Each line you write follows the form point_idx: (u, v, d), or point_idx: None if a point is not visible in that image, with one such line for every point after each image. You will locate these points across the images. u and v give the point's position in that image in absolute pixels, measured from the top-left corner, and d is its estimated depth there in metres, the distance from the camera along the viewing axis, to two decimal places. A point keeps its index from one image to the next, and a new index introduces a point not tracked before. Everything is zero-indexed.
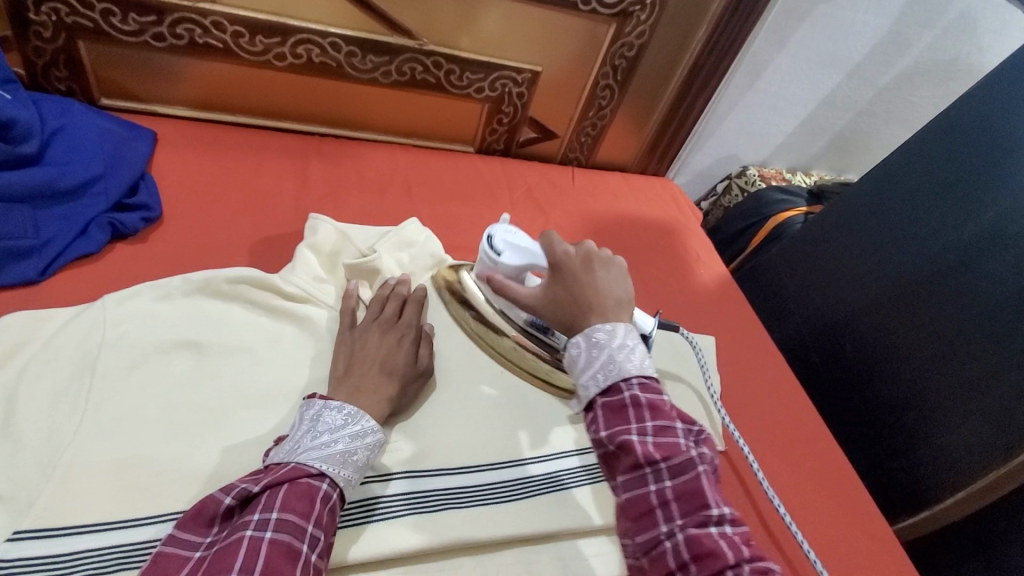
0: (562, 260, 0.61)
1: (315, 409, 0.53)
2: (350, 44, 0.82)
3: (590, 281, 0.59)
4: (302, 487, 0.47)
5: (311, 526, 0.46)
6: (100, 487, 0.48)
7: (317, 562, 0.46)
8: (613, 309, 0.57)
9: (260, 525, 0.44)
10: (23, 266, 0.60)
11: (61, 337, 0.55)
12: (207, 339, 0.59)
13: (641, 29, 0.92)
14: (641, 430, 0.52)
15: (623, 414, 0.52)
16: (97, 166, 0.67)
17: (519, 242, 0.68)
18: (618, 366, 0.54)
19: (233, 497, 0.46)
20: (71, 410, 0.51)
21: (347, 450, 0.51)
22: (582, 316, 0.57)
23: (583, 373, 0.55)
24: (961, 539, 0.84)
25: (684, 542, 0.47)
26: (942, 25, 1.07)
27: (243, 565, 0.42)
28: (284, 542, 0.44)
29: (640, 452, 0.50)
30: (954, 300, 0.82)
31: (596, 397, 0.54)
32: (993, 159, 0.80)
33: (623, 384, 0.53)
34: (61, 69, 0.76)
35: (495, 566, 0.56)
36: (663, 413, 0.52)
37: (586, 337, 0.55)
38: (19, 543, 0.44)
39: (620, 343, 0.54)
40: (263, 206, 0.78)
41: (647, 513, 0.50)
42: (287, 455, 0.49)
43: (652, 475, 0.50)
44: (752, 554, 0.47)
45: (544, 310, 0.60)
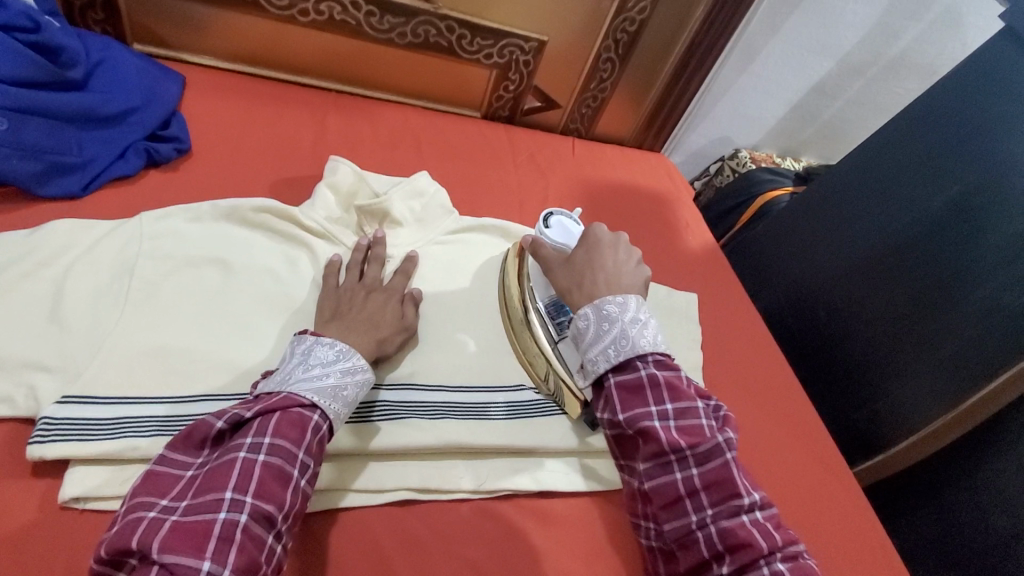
0: (593, 239, 0.66)
1: (307, 344, 0.54)
2: (369, 4, 0.87)
3: (603, 257, 0.65)
4: (293, 416, 0.48)
5: (302, 453, 0.47)
6: (138, 369, 0.54)
7: (306, 486, 0.47)
8: (624, 283, 0.63)
9: (252, 449, 0.45)
10: (68, 181, 0.66)
11: (103, 242, 0.60)
12: (232, 257, 0.65)
13: (642, 5, 0.98)
14: (662, 416, 0.55)
15: (640, 396, 0.56)
16: (135, 97, 0.73)
17: (570, 228, 0.73)
18: (629, 342, 0.58)
19: (224, 422, 0.46)
20: (113, 305, 0.57)
21: (338, 384, 0.52)
22: (593, 279, 0.63)
23: (594, 347, 0.59)
24: (915, 479, 0.95)
25: (717, 533, 0.51)
26: (928, 19, 1.12)
27: (236, 484, 0.43)
28: (276, 466, 0.45)
29: (663, 440, 0.54)
30: (920, 267, 0.88)
31: (609, 375, 0.58)
32: (963, 137, 0.86)
33: (638, 361, 0.57)
34: (97, 12, 0.82)
35: (488, 468, 0.61)
36: (684, 397, 0.56)
37: (597, 311, 0.60)
38: (68, 405, 0.50)
39: (631, 318, 0.59)
40: (282, 149, 0.83)
41: (674, 501, 0.54)
42: (279, 385, 0.50)
43: (678, 463, 0.54)
44: (783, 540, 0.51)
45: (558, 272, 0.66)
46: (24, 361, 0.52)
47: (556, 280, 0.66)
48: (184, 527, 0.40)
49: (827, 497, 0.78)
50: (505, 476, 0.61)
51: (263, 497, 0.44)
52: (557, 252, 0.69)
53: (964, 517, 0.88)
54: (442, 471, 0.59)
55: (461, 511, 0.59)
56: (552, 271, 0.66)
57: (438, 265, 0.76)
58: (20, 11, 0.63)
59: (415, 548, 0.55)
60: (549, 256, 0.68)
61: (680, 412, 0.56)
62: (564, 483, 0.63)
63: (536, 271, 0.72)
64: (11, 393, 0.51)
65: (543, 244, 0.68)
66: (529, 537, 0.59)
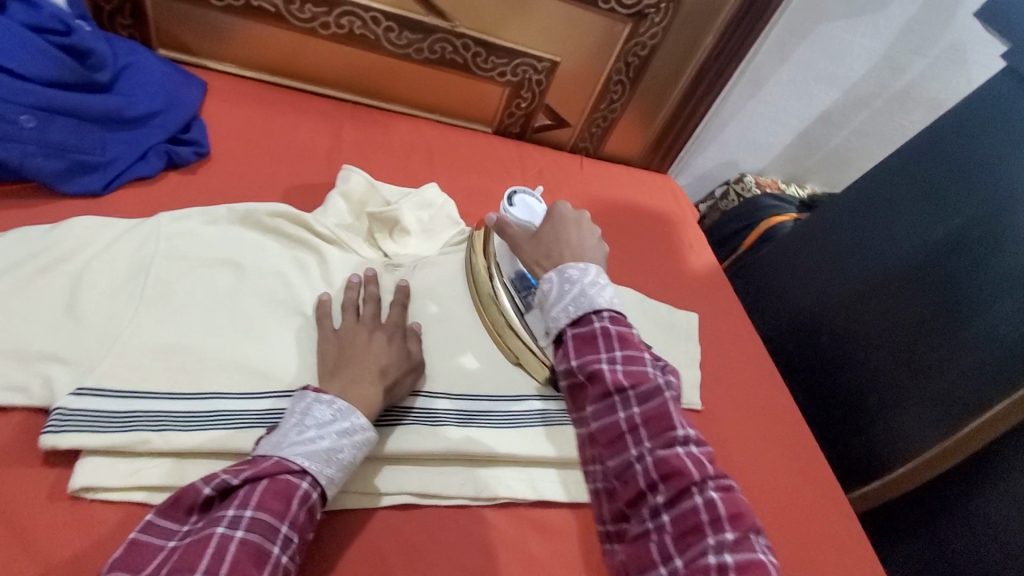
0: (558, 214, 0.68)
1: (306, 402, 0.53)
2: (389, 20, 0.90)
3: (570, 232, 0.66)
4: (279, 485, 0.48)
5: (284, 528, 0.47)
6: (149, 365, 0.55)
7: (285, 564, 0.47)
8: (588, 254, 0.64)
9: (232, 523, 0.45)
10: (90, 179, 0.68)
11: (121, 241, 0.62)
12: (245, 259, 0.66)
13: (654, 31, 1.01)
14: (609, 359, 0.57)
15: (591, 343, 0.58)
16: (159, 102, 0.75)
17: (532, 204, 0.80)
18: (588, 299, 0.59)
19: (212, 488, 0.47)
20: (128, 301, 0.59)
21: (332, 446, 0.52)
22: (559, 250, 0.65)
23: (556, 305, 0.60)
24: (912, 510, 0.94)
25: (653, 463, 0.52)
26: (933, 55, 1.15)
27: (207, 566, 0.42)
28: (254, 543, 0.45)
29: (608, 379, 0.56)
30: (919, 297, 0.90)
31: (567, 329, 0.59)
32: (963, 171, 0.88)
33: (593, 316, 0.59)
34: (126, 18, 0.85)
35: (486, 477, 0.62)
36: (631, 344, 0.58)
37: (560, 274, 0.61)
38: (81, 397, 0.51)
39: (591, 280, 0.60)
40: (298, 156, 0.85)
41: (616, 440, 0.54)
42: (272, 448, 0.50)
43: (621, 402, 0.55)
44: (716, 472, 0.52)
45: (526, 247, 0.68)
46: (41, 352, 0.53)
47: (523, 255, 0.68)
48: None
49: (818, 529, 0.78)
50: (502, 486, 0.62)
51: None
52: (522, 229, 0.71)
53: (955, 547, 0.88)
54: (441, 479, 0.60)
55: (457, 518, 0.59)
56: (520, 247, 0.69)
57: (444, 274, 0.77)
58: (52, 14, 0.66)
59: (411, 553, 0.56)
60: (515, 233, 0.69)
61: (628, 358, 0.57)
62: (560, 495, 0.64)
63: (502, 247, 0.76)
64: (27, 382, 0.52)
65: (509, 223, 0.70)
66: (524, 547, 0.60)
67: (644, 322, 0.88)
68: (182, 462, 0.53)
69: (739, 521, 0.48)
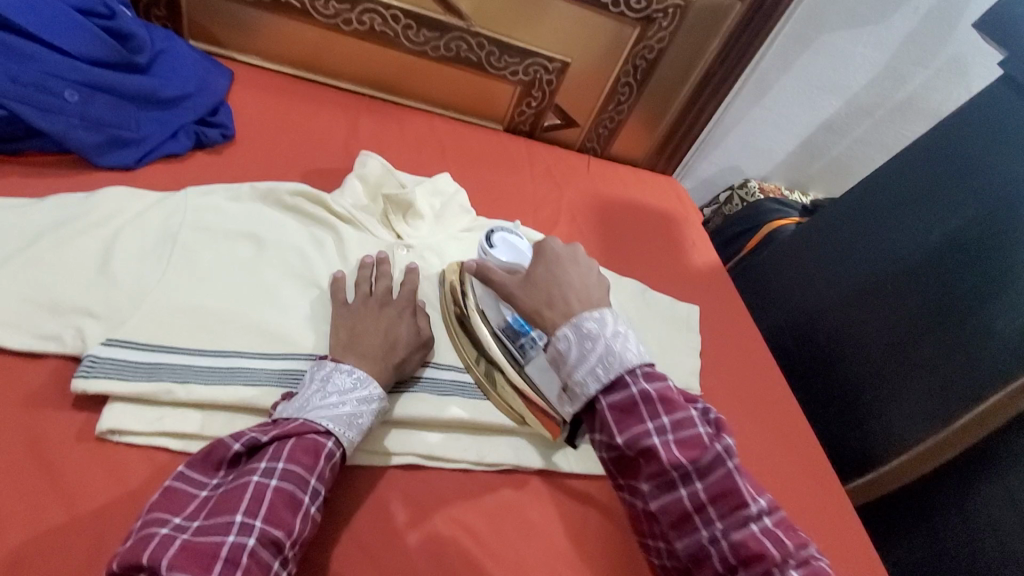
0: (550, 253, 0.61)
1: (326, 370, 0.56)
2: (408, 18, 0.95)
3: (567, 272, 0.59)
4: (308, 442, 0.50)
5: (313, 480, 0.49)
6: (173, 322, 0.59)
7: (314, 514, 0.49)
8: (593, 296, 0.57)
9: (265, 473, 0.48)
10: (124, 154, 0.72)
11: (152, 210, 0.66)
12: (263, 233, 0.70)
13: (661, 35, 1.05)
14: (660, 431, 0.51)
15: (636, 415, 0.52)
16: (190, 86, 0.80)
17: (517, 244, 0.73)
18: (617, 357, 0.53)
19: (242, 444, 0.50)
20: (156, 263, 0.62)
21: (353, 412, 0.54)
22: (561, 295, 0.57)
23: (579, 368, 0.53)
24: (907, 501, 0.97)
25: (729, 547, 0.49)
26: (934, 66, 1.18)
27: (247, 508, 0.46)
28: (288, 491, 0.48)
29: (664, 459, 0.51)
30: (918, 294, 0.93)
31: (599, 397, 0.53)
32: (960, 172, 0.90)
33: (627, 377, 0.52)
34: (160, 9, 0.90)
35: (490, 444, 0.64)
36: (677, 407, 0.52)
37: (576, 329, 0.54)
38: (109, 347, 0.54)
39: (612, 333, 0.54)
40: (317, 143, 0.89)
41: (682, 519, 0.52)
42: (297, 412, 0.53)
43: (681, 479, 0.51)
44: (794, 544, 0.50)
45: (521, 294, 0.59)
46: (76, 306, 0.57)
47: (519, 302, 0.59)
48: (194, 547, 0.43)
49: (817, 513, 0.80)
50: (503, 453, 0.64)
51: (273, 522, 0.46)
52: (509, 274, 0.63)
53: (953, 541, 0.90)
54: (445, 444, 0.63)
55: (462, 481, 0.62)
56: (513, 293, 0.60)
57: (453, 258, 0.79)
58: None
59: (418, 511, 0.59)
60: (504, 278, 0.62)
61: (677, 422, 0.52)
62: (560, 465, 0.66)
63: (483, 290, 0.69)
64: (61, 332, 0.56)
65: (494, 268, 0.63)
66: (525, 513, 0.62)
67: (646, 312, 0.90)
68: (202, 412, 0.56)
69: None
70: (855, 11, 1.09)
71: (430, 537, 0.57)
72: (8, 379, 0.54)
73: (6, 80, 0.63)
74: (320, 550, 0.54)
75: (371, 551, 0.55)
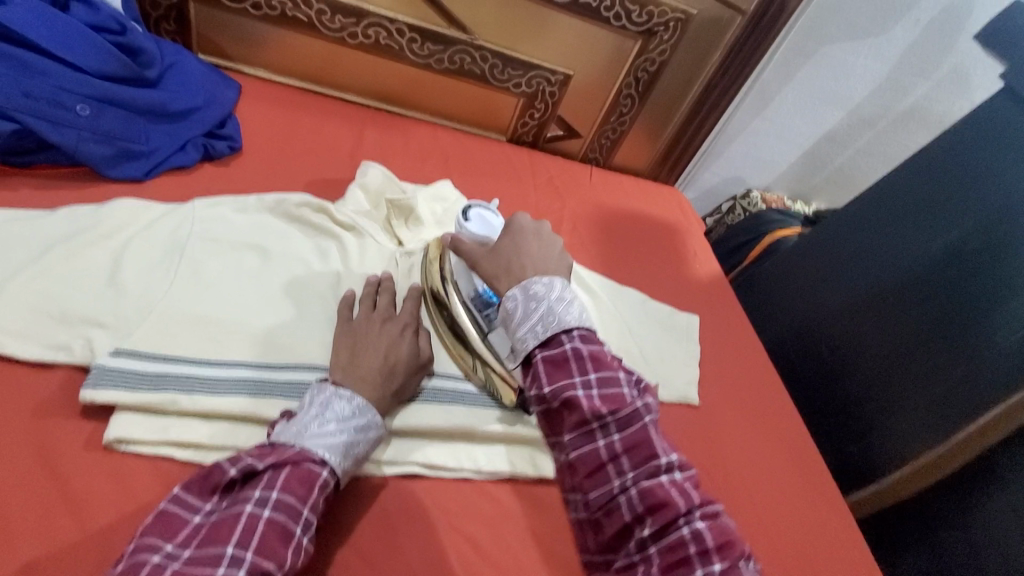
0: (515, 227, 0.64)
1: (327, 395, 0.55)
2: (412, 31, 0.96)
3: (528, 246, 0.62)
4: (303, 471, 0.50)
5: (306, 511, 0.49)
6: (180, 333, 0.60)
7: (306, 545, 0.49)
8: (550, 266, 0.60)
9: (259, 503, 0.47)
10: (133, 166, 0.74)
11: (159, 222, 0.67)
12: (268, 244, 0.71)
13: (663, 48, 1.06)
14: (585, 385, 0.52)
15: (564, 368, 0.53)
16: (199, 99, 0.81)
17: (491, 220, 0.71)
18: (556, 318, 0.55)
19: (237, 470, 0.49)
20: (163, 275, 0.63)
21: (350, 442, 0.54)
22: (519, 264, 0.60)
23: (521, 326, 0.55)
24: (910, 513, 0.97)
25: (637, 494, 0.49)
26: (936, 77, 1.19)
27: (239, 540, 0.45)
28: (280, 522, 0.47)
29: (586, 408, 0.51)
30: (919, 306, 0.93)
31: (535, 351, 0.54)
32: (960, 184, 0.91)
33: (563, 336, 0.54)
34: (171, 24, 0.92)
35: (491, 454, 0.65)
36: (605, 364, 0.53)
37: (524, 291, 0.57)
38: (117, 357, 0.55)
39: (558, 295, 0.56)
40: (323, 154, 0.90)
41: (598, 470, 0.51)
42: (294, 437, 0.52)
43: (600, 430, 0.51)
44: (700, 497, 0.50)
45: (484, 261, 0.63)
46: (86, 317, 0.58)
47: (481, 270, 0.63)
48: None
49: (819, 527, 0.79)
50: (504, 463, 0.65)
51: (264, 554, 0.45)
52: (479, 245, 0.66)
53: (957, 555, 0.90)
54: (447, 452, 0.63)
55: (463, 491, 0.62)
56: (477, 262, 0.63)
57: None
58: (109, 15, 0.73)
59: (419, 520, 0.59)
60: (470, 248, 0.65)
61: (604, 379, 0.53)
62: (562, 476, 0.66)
63: (458, 264, 0.72)
64: (70, 342, 0.57)
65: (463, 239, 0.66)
66: (525, 523, 0.62)
67: (647, 322, 0.91)
68: (207, 421, 0.57)
69: (727, 550, 0.47)
70: (855, 24, 1.10)
71: (431, 547, 0.58)
72: (18, 389, 0.55)
73: (20, 95, 0.65)
74: (321, 559, 0.54)
75: (373, 561, 0.55)
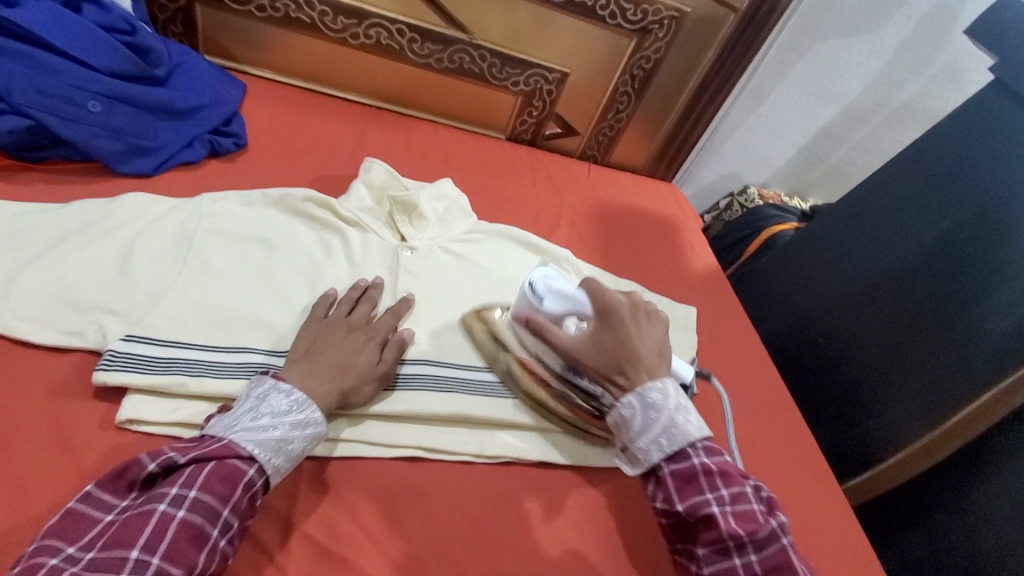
0: (618, 317, 0.63)
1: (265, 388, 0.55)
2: (412, 32, 0.98)
3: (638, 333, 0.62)
4: (226, 469, 0.48)
5: (226, 511, 0.47)
6: (191, 321, 0.62)
7: (224, 547, 0.48)
8: (660, 362, 0.62)
9: (174, 502, 0.46)
10: (142, 162, 0.76)
11: (169, 215, 0.69)
12: (274, 237, 0.73)
13: (658, 46, 1.08)
14: (718, 500, 0.55)
15: (694, 484, 0.56)
16: (205, 98, 0.84)
17: (565, 290, 0.67)
18: (679, 431, 0.58)
19: (157, 464, 0.48)
20: (173, 266, 0.65)
21: (284, 438, 0.52)
22: (633, 364, 0.60)
23: (641, 437, 0.58)
24: (907, 498, 0.99)
25: None
26: (928, 73, 1.20)
27: (146, 543, 0.43)
28: (194, 524, 0.46)
29: (723, 528, 0.54)
30: (912, 296, 0.94)
31: (661, 464, 0.57)
32: (948, 177, 0.92)
33: (690, 450, 0.57)
34: (177, 26, 0.94)
35: (490, 437, 0.67)
36: (734, 481, 0.56)
37: (642, 399, 0.58)
38: (129, 343, 0.57)
39: (675, 405, 0.59)
40: (324, 151, 0.92)
41: None
42: (223, 431, 0.51)
43: (736, 549, 0.54)
44: None
45: (588, 358, 0.62)
46: (97, 304, 0.60)
47: (586, 366, 0.62)
48: None
49: (817, 510, 0.79)
50: (504, 446, 0.66)
51: (172, 559, 0.44)
52: (566, 335, 0.64)
53: (952, 538, 0.92)
54: (447, 436, 0.65)
55: (460, 472, 0.64)
56: (580, 355, 0.62)
57: (457, 259, 0.82)
58: (119, 16, 0.76)
59: (417, 499, 0.60)
60: (571, 344, 0.63)
61: (734, 495, 0.56)
62: (563, 458, 0.68)
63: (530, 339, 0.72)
64: (82, 328, 0.59)
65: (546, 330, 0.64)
66: (521, 501, 0.64)
67: None
68: (213, 404, 0.59)
69: None
70: (848, 21, 1.12)
71: (430, 524, 0.59)
72: (33, 371, 0.57)
73: (33, 92, 0.68)
74: (323, 535, 0.56)
75: (372, 535, 0.57)
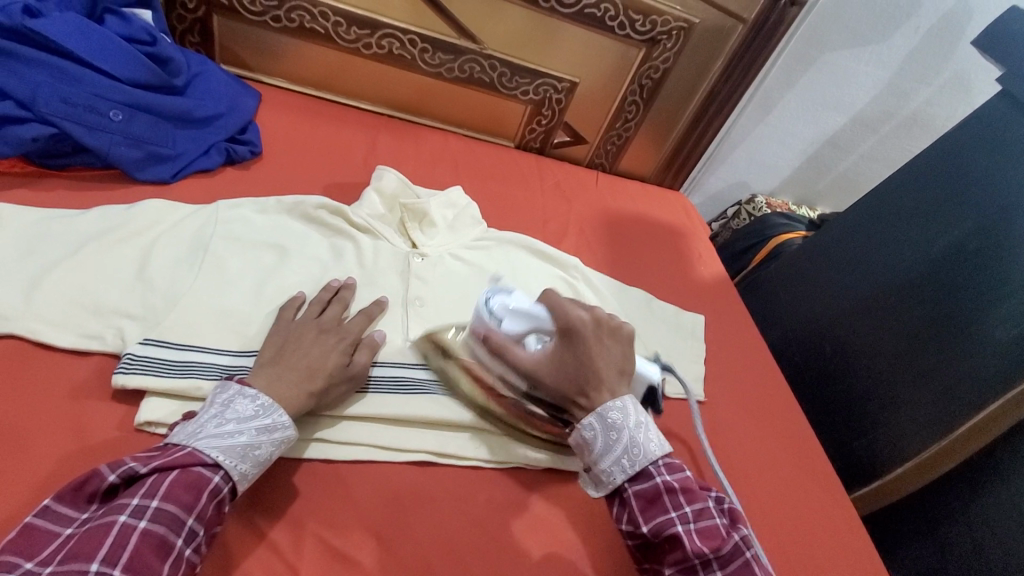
0: (577, 334, 0.61)
1: (229, 394, 0.54)
2: (423, 42, 1.00)
3: (599, 353, 0.61)
4: (190, 477, 0.48)
5: (191, 520, 0.47)
6: (207, 326, 0.63)
7: (190, 556, 0.47)
8: (619, 380, 0.61)
9: (135, 513, 0.45)
10: (160, 169, 0.78)
11: (185, 221, 0.71)
12: (289, 244, 0.74)
13: (666, 56, 1.09)
14: (682, 518, 0.55)
15: (657, 503, 0.55)
16: (222, 106, 0.85)
17: (521, 307, 0.66)
18: (641, 450, 0.57)
19: (117, 475, 0.48)
20: (188, 271, 0.66)
21: (250, 443, 0.52)
22: (592, 388, 0.60)
23: (603, 458, 0.58)
24: (916, 509, 0.98)
25: None
26: (936, 83, 1.21)
27: (106, 555, 0.43)
28: (157, 535, 0.45)
29: (688, 548, 0.53)
30: (919, 306, 0.94)
31: (626, 486, 0.57)
32: (956, 188, 0.93)
33: (652, 468, 0.57)
34: (194, 36, 0.96)
35: (498, 443, 0.67)
36: (697, 497, 0.56)
37: (602, 420, 0.58)
38: (145, 347, 0.59)
39: (636, 424, 0.58)
40: (335, 159, 0.94)
41: None
42: (186, 438, 0.51)
43: (703, 567, 0.53)
44: None
45: (550, 380, 0.61)
46: (117, 308, 0.62)
47: (547, 388, 0.62)
48: None
49: (821, 518, 0.79)
50: (512, 451, 0.67)
51: (134, 570, 0.43)
52: (524, 357, 0.62)
53: (960, 549, 0.91)
54: (455, 440, 0.66)
55: (466, 478, 0.64)
56: (541, 378, 0.62)
57: (468, 266, 0.83)
58: (141, 27, 0.78)
59: (421, 503, 0.61)
60: (532, 366, 0.62)
61: (697, 512, 0.55)
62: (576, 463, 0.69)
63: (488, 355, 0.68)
64: (102, 331, 0.61)
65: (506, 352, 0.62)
66: (526, 507, 0.64)
67: (650, 321, 0.92)
68: None
69: None
70: (856, 31, 1.12)
71: (434, 528, 0.59)
72: (52, 373, 0.58)
73: (58, 101, 0.70)
74: (330, 537, 0.56)
75: (376, 537, 0.57)
